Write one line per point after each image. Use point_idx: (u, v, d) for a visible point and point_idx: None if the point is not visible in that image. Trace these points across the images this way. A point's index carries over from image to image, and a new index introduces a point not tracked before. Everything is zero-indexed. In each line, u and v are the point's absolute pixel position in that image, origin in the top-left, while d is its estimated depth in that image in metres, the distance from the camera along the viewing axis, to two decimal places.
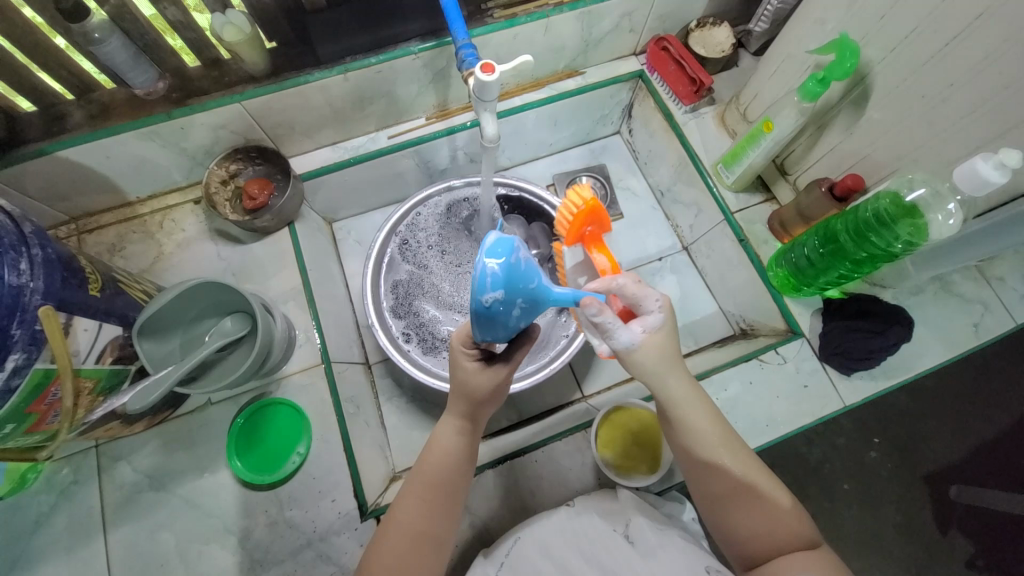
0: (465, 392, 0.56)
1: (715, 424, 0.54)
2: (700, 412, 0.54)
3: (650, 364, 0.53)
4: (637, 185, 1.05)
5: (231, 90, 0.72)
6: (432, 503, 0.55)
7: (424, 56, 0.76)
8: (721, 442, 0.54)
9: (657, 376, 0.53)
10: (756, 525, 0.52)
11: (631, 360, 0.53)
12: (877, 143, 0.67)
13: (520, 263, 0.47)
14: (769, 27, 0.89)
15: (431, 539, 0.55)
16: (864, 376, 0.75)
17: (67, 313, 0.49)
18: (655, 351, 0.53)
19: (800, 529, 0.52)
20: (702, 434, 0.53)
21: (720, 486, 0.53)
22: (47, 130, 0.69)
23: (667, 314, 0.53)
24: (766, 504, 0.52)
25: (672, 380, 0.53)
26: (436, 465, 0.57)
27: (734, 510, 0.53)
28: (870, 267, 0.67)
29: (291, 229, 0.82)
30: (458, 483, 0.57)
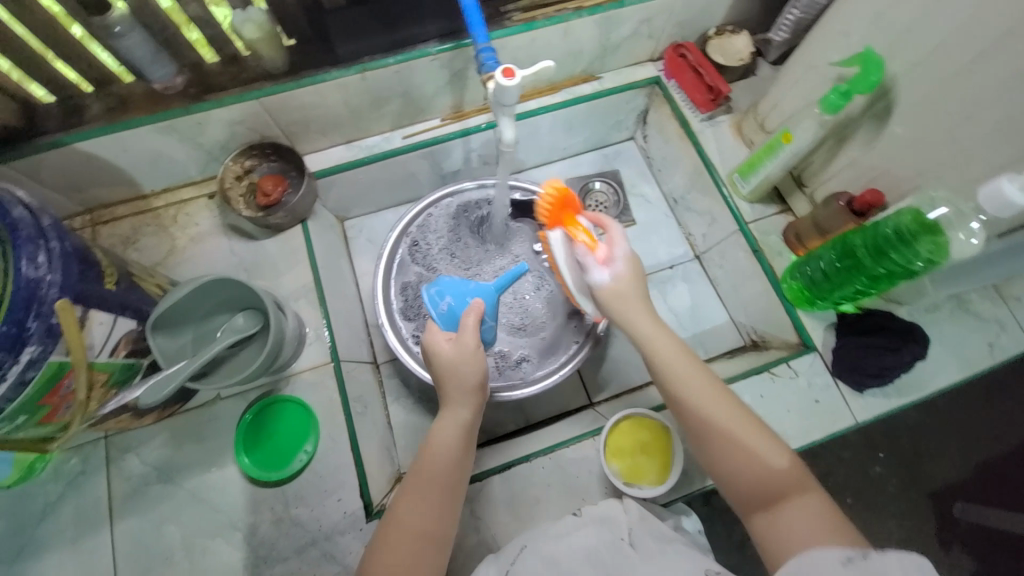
0: (455, 378, 0.63)
1: (680, 356, 0.58)
2: (662, 338, 0.59)
3: (629, 295, 0.62)
4: (650, 192, 1.04)
5: (248, 86, 0.72)
6: (430, 498, 0.56)
7: (442, 57, 0.76)
8: (694, 377, 0.56)
9: (636, 317, 0.61)
10: (742, 471, 0.51)
11: (608, 292, 0.63)
12: (898, 158, 0.66)
13: (450, 280, 0.73)
14: (789, 36, 0.87)
15: (432, 536, 0.54)
16: (877, 394, 0.74)
17: (84, 306, 0.49)
18: (626, 283, 0.63)
19: (788, 471, 0.50)
20: (671, 368, 0.57)
21: (693, 416, 0.55)
22: (65, 121, 0.69)
23: (631, 261, 0.64)
24: (751, 444, 0.52)
25: (637, 310, 0.61)
26: (433, 456, 0.58)
27: (716, 452, 0.53)
28: (888, 283, 0.66)
29: (304, 226, 0.82)
30: (458, 474, 0.58)
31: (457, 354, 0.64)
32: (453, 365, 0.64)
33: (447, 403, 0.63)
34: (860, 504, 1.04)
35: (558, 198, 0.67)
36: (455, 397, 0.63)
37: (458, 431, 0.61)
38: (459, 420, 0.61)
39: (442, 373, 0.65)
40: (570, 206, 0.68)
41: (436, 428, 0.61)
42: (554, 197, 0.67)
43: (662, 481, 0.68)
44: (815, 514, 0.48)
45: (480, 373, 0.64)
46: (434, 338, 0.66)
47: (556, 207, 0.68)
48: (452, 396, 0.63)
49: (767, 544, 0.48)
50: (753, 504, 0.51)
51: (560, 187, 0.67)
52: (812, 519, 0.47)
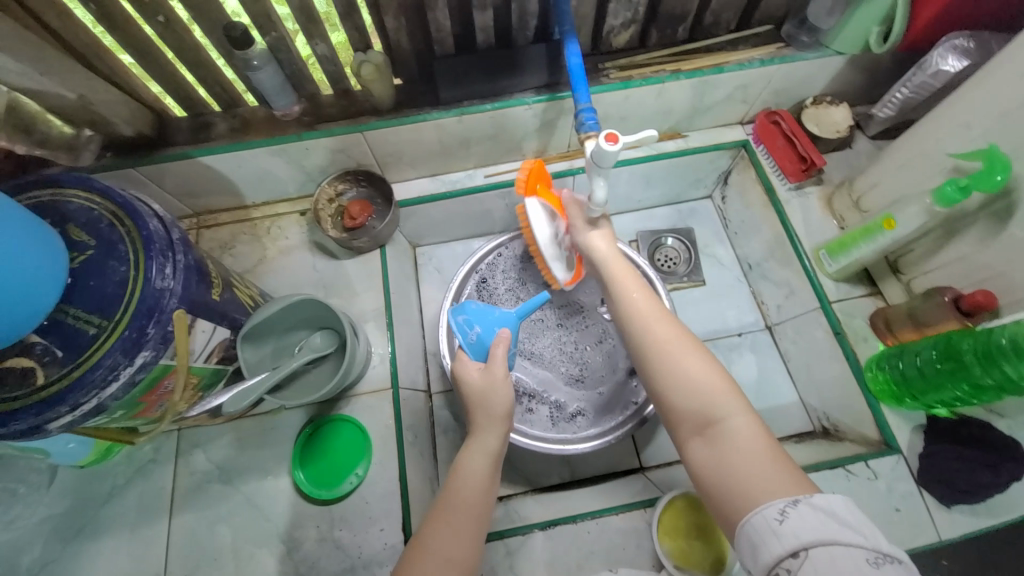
0: (483, 405, 0.64)
1: (644, 295, 0.62)
2: (626, 279, 0.65)
3: (603, 250, 0.68)
4: (723, 254, 1.01)
5: (355, 119, 0.77)
6: (455, 526, 0.55)
7: (537, 107, 0.79)
8: (646, 307, 0.60)
9: (600, 261, 0.68)
10: (678, 386, 0.53)
11: (591, 248, 0.69)
12: (1019, 261, 0.61)
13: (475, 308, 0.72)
14: (894, 114, 0.84)
15: (459, 567, 0.53)
16: (966, 511, 0.66)
17: (193, 315, 0.53)
18: (603, 243, 0.69)
19: (723, 391, 0.51)
20: (627, 293, 0.63)
21: (640, 344, 0.58)
22: (193, 136, 0.77)
23: (607, 222, 0.71)
24: (688, 362, 0.54)
25: (613, 261, 0.67)
26: (462, 482, 0.59)
27: (656, 368, 0.55)
28: (993, 396, 0.61)
29: (383, 251, 0.86)
30: (484, 505, 0.58)
31: (486, 381, 0.65)
32: (480, 395, 0.65)
33: (473, 432, 0.64)
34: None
35: (535, 169, 0.71)
36: (483, 427, 0.64)
37: (484, 459, 0.61)
38: (486, 449, 0.62)
39: (470, 400, 0.66)
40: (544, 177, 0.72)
41: (463, 457, 0.61)
42: (533, 167, 0.71)
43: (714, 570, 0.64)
44: (745, 434, 0.48)
45: (507, 402, 0.65)
46: (463, 369, 0.68)
47: (534, 179, 0.71)
48: (479, 425, 0.64)
49: (700, 462, 0.49)
50: (689, 425, 0.51)
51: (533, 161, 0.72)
52: (741, 435, 0.48)
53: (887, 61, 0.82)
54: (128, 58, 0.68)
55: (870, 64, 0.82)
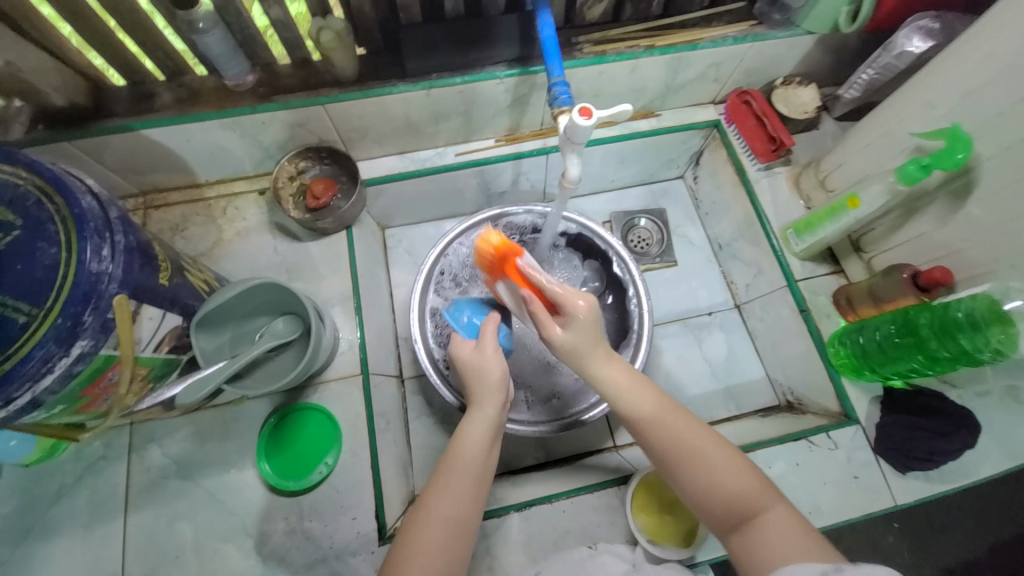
0: (478, 375, 0.62)
1: (638, 388, 0.57)
2: (616, 374, 0.57)
3: (580, 345, 0.57)
4: (695, 234, 1.02)
5: (315, 91, 0.72)
6: (458, 488, 0.55)
7: (508, 82, 0.76)
8: (658, 407, 0.55)
9: (573, 352, 0.57)
10: (710, 492, 0.51)
11: (559, 344, 0.57)
12: (973, 239, 0.63)
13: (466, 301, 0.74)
14: (859, 95, 0.85)
15: (461, 525, 0.54)
16: (919, 477, 0.70)
17: (137, 301, 0.49)
18: (578, 336, 0.56)
19: (750, 482, 0.51)
20: (621, 398, 0.56)
21: (657, 453, 0.54)
22: (135, 108, 0.70)
23: (584, 311, 0.56)
24: (709, 461, 0.52)
25: (591, 350, 0.57)
26: (461, 453, 0.57)
27: (683, 481, 0.53)
28: (948, 366, 0.63)
29: (349, 233, 0.82)
30: (486, 467, 0.58)
31: (481, 354, 0.62)
32: (475, 366, 0.62)
33: (475, 399, 0.61)
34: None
35: (498, 250, 0.60)
36: (483, 394, 0.61)
37: (486, 426, 0.59)
38: (489, 415, 0.60)
39: (465, 372, 0.63)
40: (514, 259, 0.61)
41: (466, 423, 0.60)
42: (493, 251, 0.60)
43: (685, 543, 0.65)
44: (783, 528, 0.47)
45: (503, 371, 0.62)
46: (458, 347, 0.65)
47: (496, 264, 0.62)
48: (480, 393, 0.61)
49: (742, 563, 0.49)
50: (726, 526, 0.51)
51: (495, 239, 0.61)
52: (778, 526, 0.48)
53: (854, 42, 0.82)
54: (66, 28, 0.62)
55: (838, 44, 0.83)
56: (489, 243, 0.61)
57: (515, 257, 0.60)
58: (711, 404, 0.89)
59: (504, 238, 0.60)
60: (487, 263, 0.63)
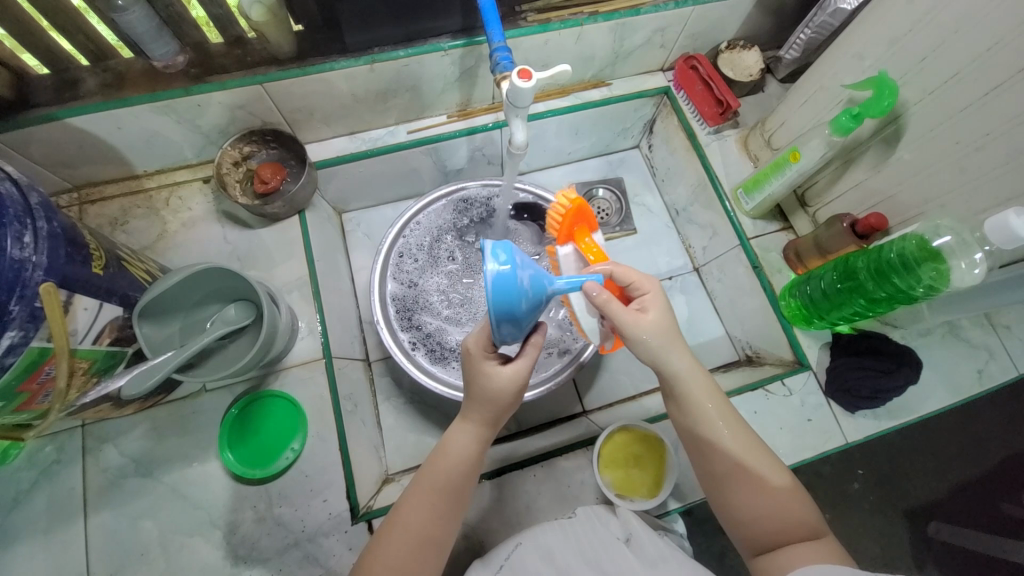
0: (488, 398, 0.57)
1: (718, 402, 0.56)
2: (692, 378, 0.56)
3: (658, 341, 0.55)
4: (652, 202, 1.04)
5: (253, 70, 0.70)
6: (436, 504, 0.54)
7: (454, 54, 0.75)
8: (723, 421, 0.55)
9: (659, 347, 0.55)
10: (765, 511, 0.51)
11: (646, 330, 0.55)
12: (906, 183, 0.66)
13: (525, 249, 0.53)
14: (800, 55, 0.87)
15: (434, 542, 0.54)
16: (868, 415, 0.74)
17: (67, 291, 0.47)
18: (657, 328, 0.55)
19: (806, 513, 0.51)
20: (702, 405, 0.55)
21: (723, 465, 0.54)
22: (58, 95, 0.66)
23: (660, 298, 0.58)
24: (771, 485, 0.52)
25: (676, 355, 0.56)
26: (447, 472, 0.56)
27: (739, 493, 0.53)
28: (886, 306, 0.66)
29: (302, 217, 0.80)
30: (469, 487, 0.57)
31: (504, 380, 0.56)
32: (493, 389, 0.56)
33: (469, 415, 0.58)
34: (832, 517, 1.08)
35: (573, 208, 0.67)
36: (484, 419, 0.58)
37: (475, 451, 0.57)
38: (481, 438, 0.58)
39: (477, 389, 0.57)
40: (581, 219, 0.69)
41: (450, 438, 0.58)
42: (569, 207, 0.67)
43: (652, 495, 0.68)
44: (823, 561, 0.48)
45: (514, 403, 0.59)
46: (487, 361, 0.57)
47: (572, 220, 0.68)
48: (478, 415, 0.58)
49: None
50: (763, 544, 0.51)
51: (575, 196, 0.68)
52: (821, 555, 0.48)
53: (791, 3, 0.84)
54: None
55: (777, 5, 0.84)
56: (568, 200, 0.67)
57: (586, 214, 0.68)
58: None
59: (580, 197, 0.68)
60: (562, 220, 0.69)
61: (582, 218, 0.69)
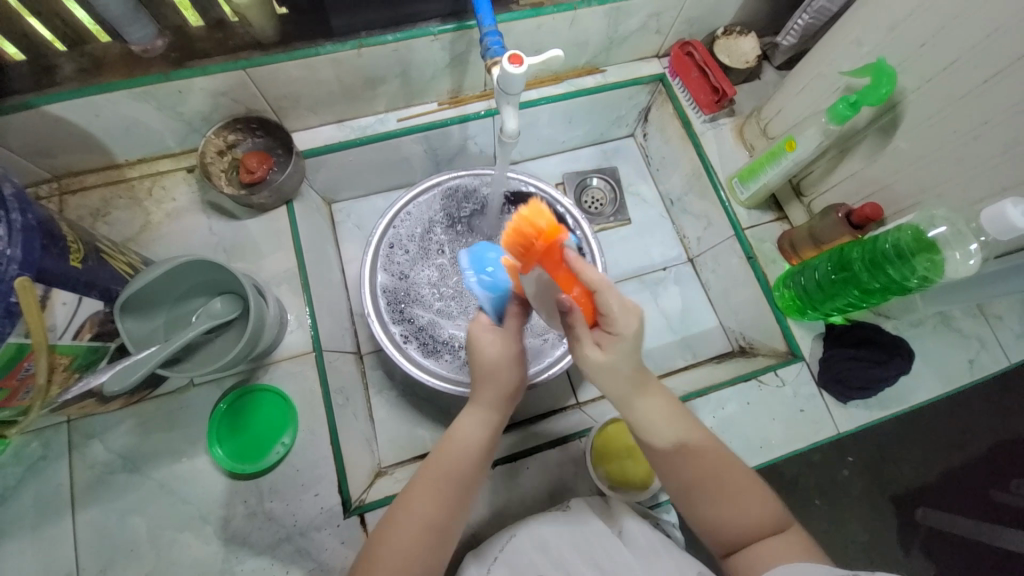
0: (492, 379, 0.60)
1: (674, 418, 0.54)
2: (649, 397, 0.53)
3: (625, 376, 0.51)
4: (647, 191, 1.03)
5: (235, 55, 0.68)
6: (443, 493, 0.54)
7: (444, 39, 0.73)
8: (683, 430, 0.54)
9: (612, 379, 0.51)
10: (730, 518, 0.51)
11: (597, 366, 0.50)
12: (902, 173, 0.66)
13: (495, 248, 0.65)
14: (797, 42, 0.86)
15: (438, 531, 0.53)
16: (860, 405, 0.75)
17: (44, 285, 0.46)
18: (620, 364, 0.50)
19: (773, 514, 0.52)
20: (657, 426, 0.53)
21: (684, 479, 0.53)
22: (31, 81, 0.64)
23: (635, 340, 0.50)
24: (737, 491, 0.52)
25: (631, 383, 0.52)
26: (455, 456, 0.56)
27: (703, 504, 0.52)
28: (880, 298, 0.66)
29: (289, 207, 0.78)
30: (476, 472, 0.57)
31: (500, 357, 0.60)
32: (493, 366, 0.60)
33: (476, 399, 0.60)
34: (822, 504, 1.09)
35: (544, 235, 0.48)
36: (488, 399, 0.60)
37: (484, 433, 0.58)
38: (487, 421, 0.59)
39: (479, 369, 0.60)
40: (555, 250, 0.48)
41: (458, 424, 0.59)
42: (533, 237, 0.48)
43: (645, 485, 0.68)
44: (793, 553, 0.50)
45: (518, 380, 0.60)
46: (480, 333, 0.62)
47: (530, 249, 0.49)
48: (485, 397, 0.60)
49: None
50: (731, 547, 0.52)
51: (546, 222, 0.48)
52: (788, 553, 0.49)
53: None
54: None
55: None
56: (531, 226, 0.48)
57: (561, 248, 0.48)
58: (669, 356, 0.91)
59: (556, 223, 0.48)
60: (522, 243, 0.49)
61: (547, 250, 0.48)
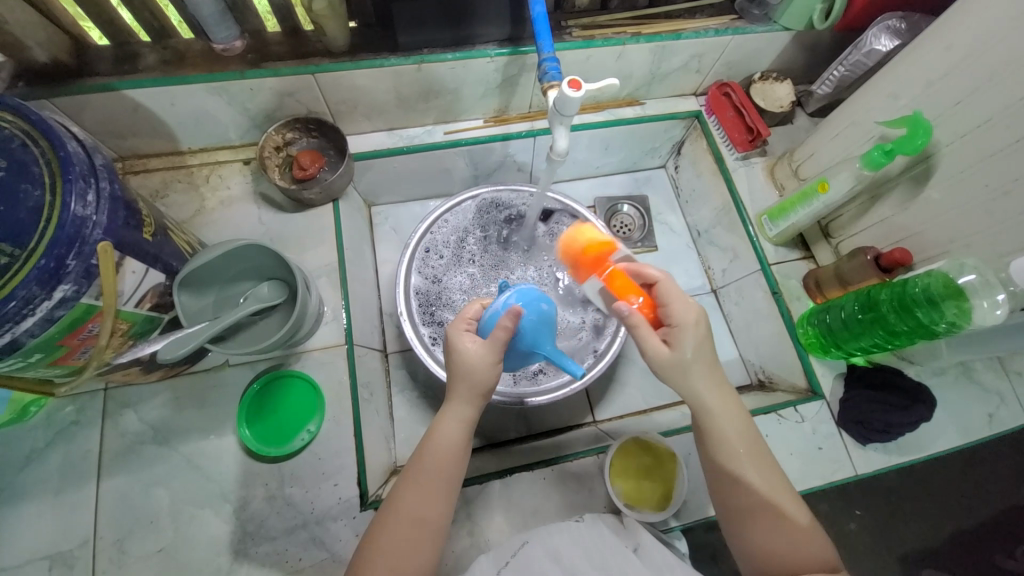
0: (468, 378, 0.57)
1: (744, 430, 0.54)
2: (720, 406, 0.54)
3: (693, 369, 0.55)
4: (674, 221, 1.06)
5: (306, 60, 0.72)
6: (430, 486, 0.54)
7: (498, 61, 0.77)
8: (746, 448, 0.54)
9: (682, 376, 0.55)
10: (783, 545, 0.50)
11: (664, 362, 0.54)
12: (932, 222, 0.68)
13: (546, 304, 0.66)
14: (831, 91, 0.90)
15: (430, 525, 0.53)
16: (879, 449, 0.75)
17: (122, 253, 0.49)
18: (694, 357, 0.54)
19: (822, 550, 0.50)
20: (724, 435, 0.54)
21: (746, 494, 0.52)
22: (116, 68, 0.68)
23: (700, 330, 0.55)
24: (791, 520, 0.51)
25: (704, 389, 0.55)
26: (437, 451, 0.55)
27: (748, 523, 0.52)
28: (906, 340, 0.67)
29: (336, 205, 0.82)
30: (456, 473, 0.56)
31: (477, 359, 0.57)
32: (473, 369, 0.56)
33: (450, 395, 0.58)
34: None
35: (586, 245, 0.64)
36: (464, 396, 0.57)
37: (460, 429, 0.56)
38: (461, 417, 0.57)
39: (456, 367, 0.58)
40: (604, 257, 0.64)
41: (438, 425, 0.56)
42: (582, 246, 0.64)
43: (662, 508, 0.68)
44: None
45: (494, 380, 0.58)
46: (457, 338, 0.59)
47: (589, 262, 0.64)
48: (459, 393, 0.57)
49: None
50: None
51: (585, 235, 0.65)
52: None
53: (827, 40, 0.87)
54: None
55: (813, 42, 0.87)
56: (577, 238, 0.65)
57: (603, 254, 0.64)
58: None
59: (596, 235, 0.65)
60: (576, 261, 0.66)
61: (599, 259, 0.64)
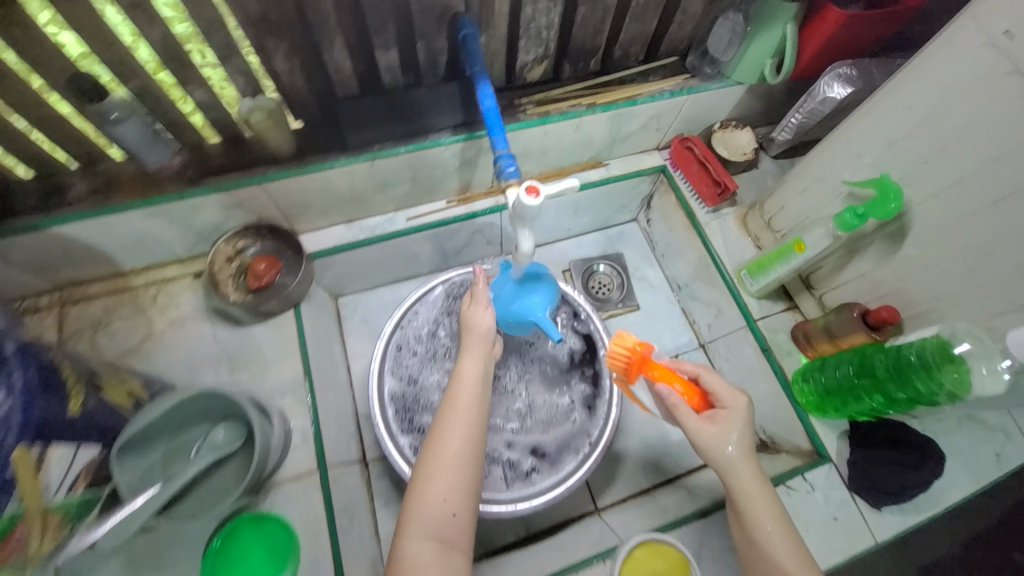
0: (475, 333, 0.65)
1: (769, 501, 0.55)
2: (751, 483, 0.56)
3: (737, 457, 0.56)
4: (654, 276, 1.03)
5: (250, 170, 0.69)
6: (463, 426, 0.58)
7: (454, 147, 0.74)
8: (773, 520, 0.54)
9: (729, 464, 0.56)
10: None
11: (707, 444, 0.56)
12: (914, 279, 0.66)
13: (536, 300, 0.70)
14: (791, 138, 0.89)
15: (470, 461, 0.56)
16: (896, 510, 0.71)
17: (41, 444, 0.45)
18: (738, 445, 0.56)
19: None
20: (755, 507, 0.55)
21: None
22: (43, 202, 0.63)
23: (745, 420, 0.57)
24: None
25: (745, 472, 0.56)
26: (464, 395, 0.60)
27: None
28: (907, 406, 0.64)
29: (297, 311, 0.77)
30: (480, 408, 0.60)
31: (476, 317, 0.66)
32: (472, 321, 0.66)
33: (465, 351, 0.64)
34: None
35: (634, 354, 0.59)
36: (478, 346, 0.64)
37: (479, 371, 0.62)
38: (477, 364, 0.63)
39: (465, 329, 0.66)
40: (649, 359, 0.59)
41: (461, 368, 0.62)
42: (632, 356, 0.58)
43: None
44: None
45: (489, 324, 0.66)
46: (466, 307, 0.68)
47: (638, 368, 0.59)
48: (472, 345, 0.64)
49: None
50: None
51: (633, 342, 0.59)
52: None
53: (781, 88, 0.87)
54: None
55: (767, 92, 0.87)
56: (623, 347, 0.59)
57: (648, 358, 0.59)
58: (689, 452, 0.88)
59: (642, 341, 0.59)
60: (620, 367, 0.60)
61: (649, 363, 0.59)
